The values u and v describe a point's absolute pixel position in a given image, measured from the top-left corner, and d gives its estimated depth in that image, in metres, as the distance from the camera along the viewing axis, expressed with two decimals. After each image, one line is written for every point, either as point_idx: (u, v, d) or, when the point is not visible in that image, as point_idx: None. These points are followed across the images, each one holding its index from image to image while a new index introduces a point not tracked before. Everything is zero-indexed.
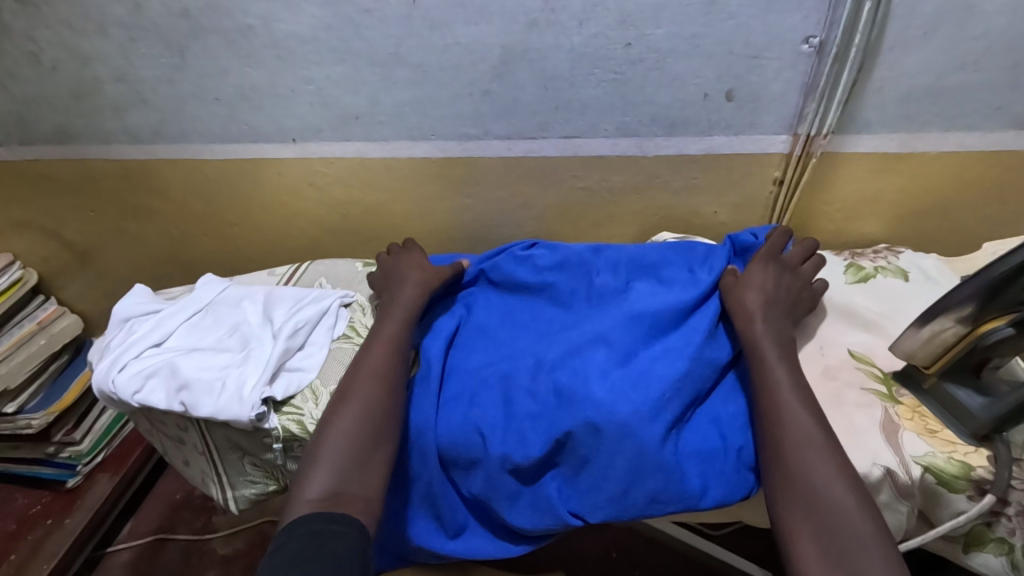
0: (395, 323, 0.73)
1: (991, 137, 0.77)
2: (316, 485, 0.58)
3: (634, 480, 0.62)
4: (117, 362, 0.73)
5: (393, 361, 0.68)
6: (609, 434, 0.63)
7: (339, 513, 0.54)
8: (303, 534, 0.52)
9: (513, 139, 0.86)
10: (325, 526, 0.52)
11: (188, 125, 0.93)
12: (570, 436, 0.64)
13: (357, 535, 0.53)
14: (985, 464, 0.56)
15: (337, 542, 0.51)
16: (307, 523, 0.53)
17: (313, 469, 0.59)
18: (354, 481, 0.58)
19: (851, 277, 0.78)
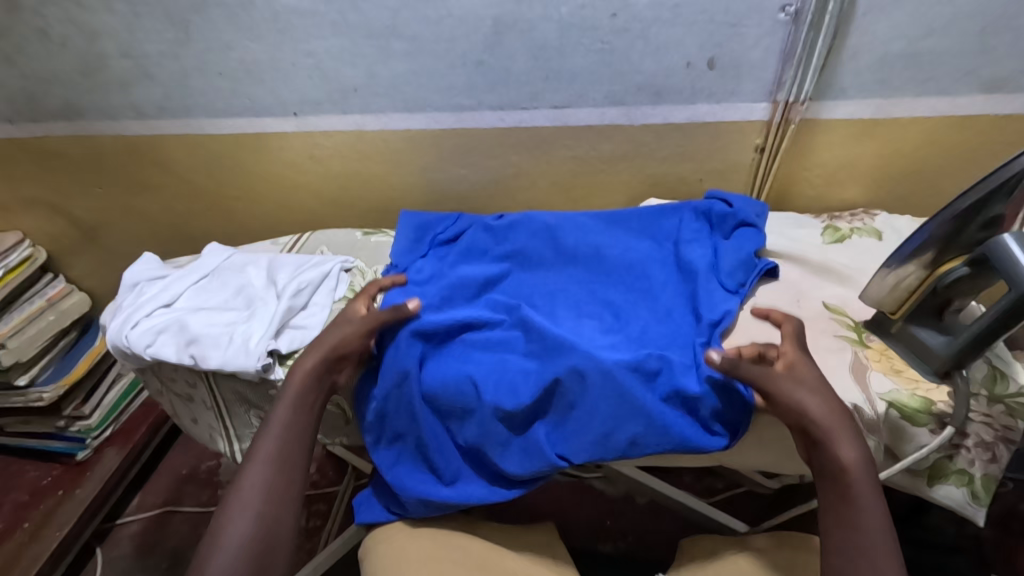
0: (281, 421, 0.67)
1: (961, 102, 0.81)
2: None
3: (614, 425, 0.66)
4: (129, 320, 0.76)
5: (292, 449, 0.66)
6: (595, 380, 0.67)
7: None
8: None
9: (506, 109, 0.90)
10: None
11: (192, 100, 0.96)
12: (561, 387, 0.68)
13: None
14: (946, 399, 0.60)
15: None
16: None
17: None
18: None
19: (828, 238, 0.82)
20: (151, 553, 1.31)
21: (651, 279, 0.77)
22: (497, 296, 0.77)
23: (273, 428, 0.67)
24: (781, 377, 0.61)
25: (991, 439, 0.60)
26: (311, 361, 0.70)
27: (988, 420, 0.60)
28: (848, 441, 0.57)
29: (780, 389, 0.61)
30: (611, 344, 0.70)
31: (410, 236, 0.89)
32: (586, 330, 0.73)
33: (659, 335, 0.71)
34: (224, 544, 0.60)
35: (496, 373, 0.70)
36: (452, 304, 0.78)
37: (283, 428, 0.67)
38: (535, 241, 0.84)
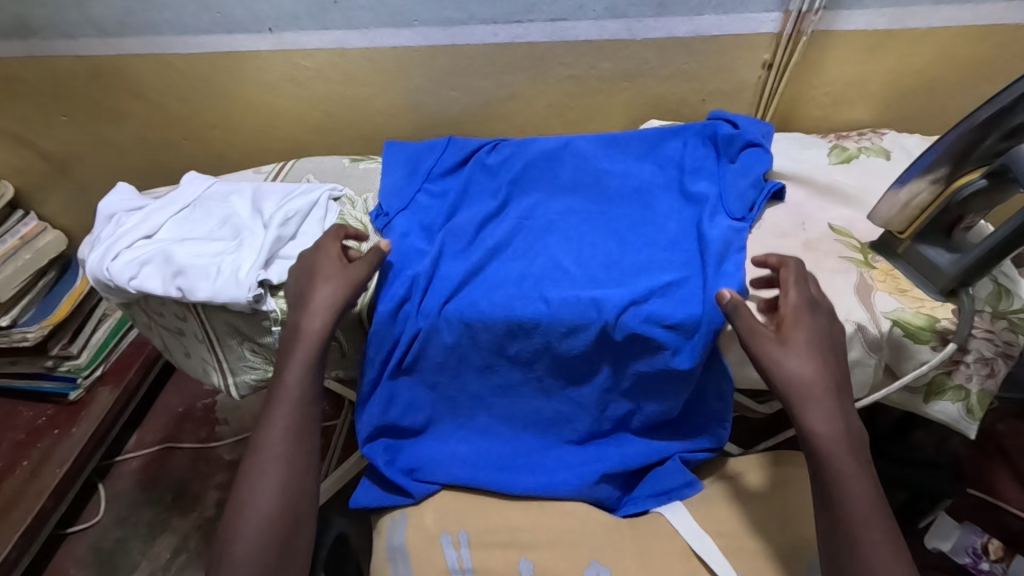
0: (294, 382, 0.66)
1: (981, 11, 0.77)
2: None
3: (634, 450, 0.72)
4: (109, 252, 0.73)
5: (298, 433, 0.65)
6: (628, 388, 0.71)
7: None
8: None
9: (499, 23, 0.84)
10: None
11: (156, 14, 0.89)
12: (553, 386, 0.72)
13: None
14: (950, 316, 0.60)
15: None
16: None
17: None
18: None
19: (835, 158, 0.79)
20: (155, 487, 1.33)
21: (653, 210, 0.75)
22: (488, 249, 0.74)
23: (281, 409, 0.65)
24: (813, 398, 0.56)
25: (991, 354, 0.60)
26: (316, 322, 0.67)
27: (990, 335, 0.59)
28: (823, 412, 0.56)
29: (807, 409, 0.56)
30: (610, 272, 0.71)
31: (389, 171, 0.84)
32: (581, 282, 0.70)
33: (650, 286, 0.67)
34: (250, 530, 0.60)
35: (481, 345, 0.70)
36: (450, 261, 0.74)
37: (298, 388, 0.66)
38: (527, 176, 0.82)
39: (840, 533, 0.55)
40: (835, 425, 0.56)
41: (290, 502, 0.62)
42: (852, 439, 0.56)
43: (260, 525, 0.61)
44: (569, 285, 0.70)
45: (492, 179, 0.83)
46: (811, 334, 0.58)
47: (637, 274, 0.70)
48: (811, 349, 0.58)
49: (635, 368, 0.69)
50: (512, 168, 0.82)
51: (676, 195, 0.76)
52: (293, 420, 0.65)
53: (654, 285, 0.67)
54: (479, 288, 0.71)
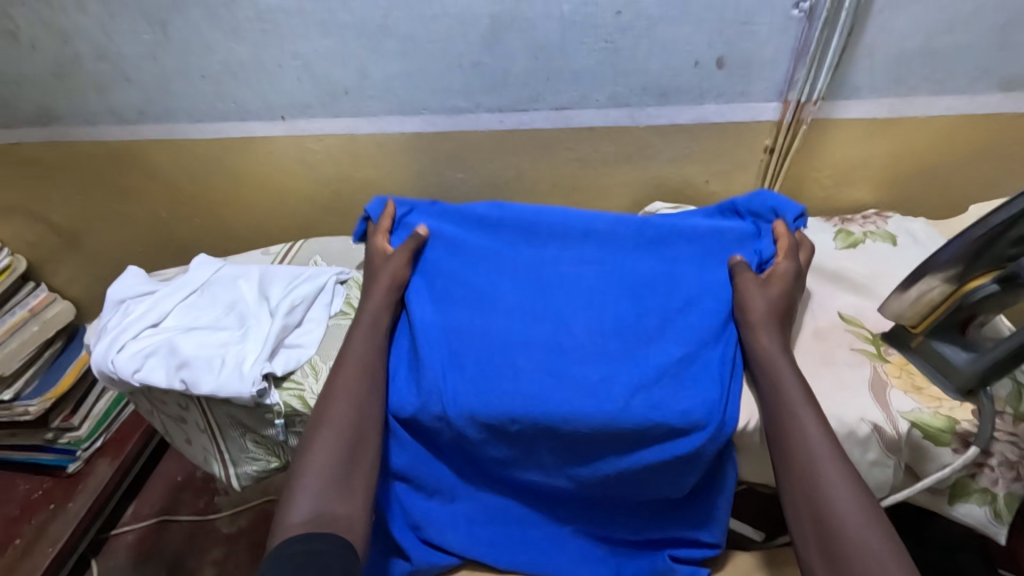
0: (368, 326, 0.72)
1: (979, 101, 0.78)
2: (300, 507, 0.58)
3: (636, 530, 0.71)
4: (114, 343, 0.73)
5: (367, 374, 0.68)
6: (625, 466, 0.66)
7: (319, 534, 0.55)
8: (284, 556, 0.52)
9: (505, 112, 0.86)
10: (313, 546, 0.53)
11: (173, 103, 0.92)
12: (551, 458, 0.68)
13: (338, 551, 0.53)
14: (970, 417, 0.58)
15: (323, 560, 0.52)
16: (292, 543, 0.54)
17: (296, 493, 0.59)
18: (334, 501, 0.59)
19: (841, 243, 0.79)
20: (149, 563, 1.28)
21: (668, 282, 0.73)
22: (502, 316, 0.72)
23: (353, 348, 0.70)
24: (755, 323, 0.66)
25: (1016, 458, 0.58)
26: (379, 290, 0.74)
27: (1015, 439, 0.58)
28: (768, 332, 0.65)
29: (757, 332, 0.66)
30: (618, 349, 0.68)
31: (405, 228, 0.82)
32: (599, 356, 0.68)
33: (670, 363, 0.66)
34: (316, 452, 0.62)
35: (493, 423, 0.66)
36: (460, 322, 0.71)
37: (365, 349, 0.70)
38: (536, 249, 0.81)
39: (790, 468, 0.57)
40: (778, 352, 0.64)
41: (359, 417, 0.65)
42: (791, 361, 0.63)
43: (336, 437, 0.63)
44: (576, 363, 0.67)
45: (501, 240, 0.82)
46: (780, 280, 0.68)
47: (655, 348, 0.68)
48: (776, 299, 0.67)
49: (641, 458, 0.65)
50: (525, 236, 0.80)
51: (687, 263, 0.74)
52: (365, 354, 0.69)
53: (675, 363, 0.66)
54: (483, 352, 0.69)
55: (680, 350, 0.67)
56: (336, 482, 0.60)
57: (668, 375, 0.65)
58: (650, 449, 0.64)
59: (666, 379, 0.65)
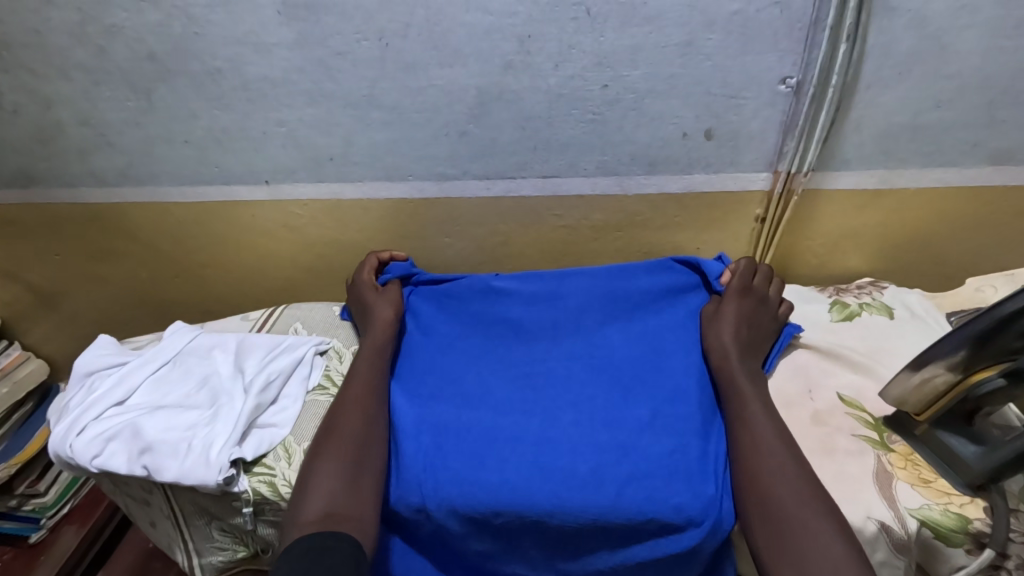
0: (365, 364, 0.74)
1: (970, 173, 0.77)
2: (313, 508, 0.59)
3: None
4: (75, 424, 0.69)
5: (372, 391, 0.71)
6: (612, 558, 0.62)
7: (336, 534, 0.56)
8: (296, 554, 0.53)
9: (492, 179, 0.85)
10: (321, 543, 0.54)
11: (157, 167, 0.90)
12: (537, 553, 0.64)
13: (351, 551, 0.54)
14: (983, 517, 0.54)
15: (329, 558, 0.53)
16: (297, 544, 0.54)
17: (307, 495, 0.61)
18: (349, 502, 0.60)
19: (836, 315, 0.77)
20: None
21: (653, 369, 0.71)
22: (489, 399, 0.71)
23: (360, 365, 0.74)
24: (727, 355, 0.69)
25: None
26: (376, 331, 0.77)
27: None
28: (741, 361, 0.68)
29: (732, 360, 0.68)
30: (601, 434, 0.66)
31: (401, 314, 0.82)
32: (591, 440, 0.65)
33: (659, 459, 0.63)
34: (327, 458, 0.63)
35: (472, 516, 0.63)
36: (439, 409, 0.70)
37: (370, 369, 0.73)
38: (528, 328, 0.79)
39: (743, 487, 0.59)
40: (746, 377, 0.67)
41: (369, 425, 0.67)
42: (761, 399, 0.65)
43: (349, 442, 0.65)
44: (558, 452, 0.65)
45: (489, 314, 0.81)
46: (742, 309, 0.72)
47: (648, 439, 0.65)
48: (735, 324, 0.71)
49: (631, 555, 0.62)
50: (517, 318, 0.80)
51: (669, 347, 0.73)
52: (368, 380, 0.72)
53: (666, 458, 0.63)
54: (463, 437, 0.67)
55: (672, 444, 0.64)
56: (347, 485, 0.61)
57: (659, 465, 0.62)
58: (642, 542, 0.61)
59: (658, 472, 0.62)
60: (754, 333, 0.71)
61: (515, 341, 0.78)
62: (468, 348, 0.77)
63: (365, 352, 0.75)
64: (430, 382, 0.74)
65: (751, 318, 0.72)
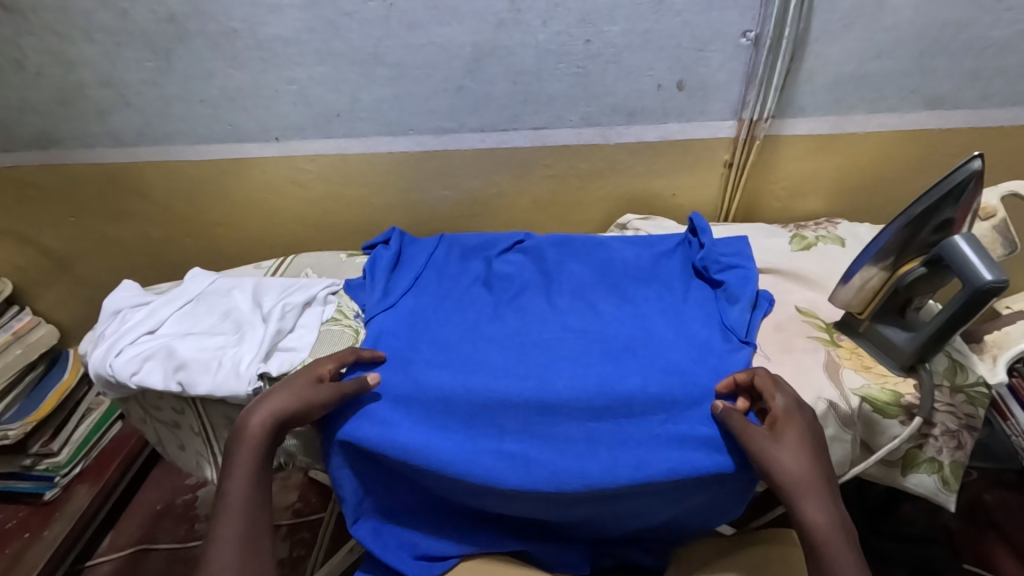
0: (241, 482, 0.63)
1: (909, 118, 0.87)
2: None
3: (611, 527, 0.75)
4: (112, 348, 0.76)
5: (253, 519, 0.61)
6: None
7: None
8: None
9: (486, 131, 0.93)
10: None
11: (173, 127, 0.97)
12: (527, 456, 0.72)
13: None
14: (913, 391, 0.64)
15: None
16: None
17: None
18: None
19: (796, 246, 0.86)
20: None
21: (642, 322, 0.76)
22: (484, 336, 0.78)
23: (238, 488, 0.62)
24: (804, 488, 0.57)
25: (955, 427, 0.65)
26: (259, 421, 0.65)
27: (952, 409, 0.65)
28: (817, 498, 0.57)
29: (806, 498, 0.57)
30: (595, 397, 0.69)
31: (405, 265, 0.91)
32: (577, 364, 0.72)
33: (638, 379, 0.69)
34: None
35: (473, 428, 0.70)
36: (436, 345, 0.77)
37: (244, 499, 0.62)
38: (519, 277, 0.87)
39: None
40: (829, 511, 0.57)
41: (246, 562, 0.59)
42: (844, 530, 0.56)
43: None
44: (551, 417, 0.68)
45: (480, 268, 0.89)
46: (801, 435, 0.60)
47: (627, 361, 0.72)
48: (803, 447, 0.60)
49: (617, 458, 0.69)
50: (510, 269, 0.88)
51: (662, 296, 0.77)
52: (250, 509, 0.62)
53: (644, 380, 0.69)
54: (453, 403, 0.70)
55: (647, 365, 0.71)
56: None
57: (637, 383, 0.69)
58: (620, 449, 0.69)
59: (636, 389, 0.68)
60: (817, 456, 0.60)
61: (507, 288, 0.85)
62: (464, 295, 0.85)
63: (239, 463, 0.63)
64: (430, 320, 0.81)
65: (811, 443, 0.61)
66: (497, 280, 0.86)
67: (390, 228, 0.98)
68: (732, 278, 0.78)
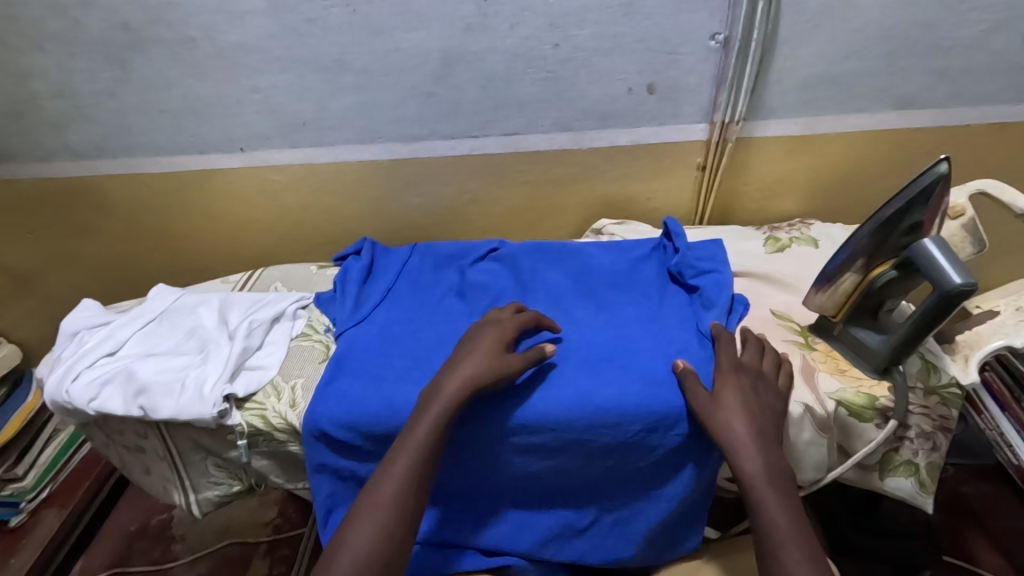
0: (425, 431, 0.63)
1: (879, 118, 0.88)
2: None
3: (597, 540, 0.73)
4: (69, 373, 0.73)
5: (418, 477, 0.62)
6: (584, 501, 0.73)
7: None
8: None
9: (457, 138, 0.91)
10: None
11: (133, 138, 0.93)
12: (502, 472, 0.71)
13: None
14: (887, 394, 0.64)
15: None
16: None
17: None
18: None
19: (770, 248, 0.86)
20: None
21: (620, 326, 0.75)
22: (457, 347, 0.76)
23: (412, 439, 0.63)
24: (733, 447, 0.60)
25: (930, 429, 0.65)
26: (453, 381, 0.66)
27: (926, 411, 0.65)
28: (748, 456, 0.60)
29: (736, 456, 0.60)
30: (570, 411, 0.67)
31: (380, 276, 0.89)
32: (553, 374, 0.70)
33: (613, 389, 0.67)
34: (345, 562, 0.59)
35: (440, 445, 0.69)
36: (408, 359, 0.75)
37: (426, 448, 0.63)
38: (496, 286, 0.85)
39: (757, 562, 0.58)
40: (758, 466, 0.59)
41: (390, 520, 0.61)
42: (774, 482, 0.59)
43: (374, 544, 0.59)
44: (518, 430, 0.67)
45: (457, 277, 0.88)
46: (739, 391, 0.63)
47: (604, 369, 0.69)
48: (739, 406, 0.62)
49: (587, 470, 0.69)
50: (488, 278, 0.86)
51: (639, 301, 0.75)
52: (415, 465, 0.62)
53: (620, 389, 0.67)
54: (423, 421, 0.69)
55: (624, 372, 0.69)
56: None
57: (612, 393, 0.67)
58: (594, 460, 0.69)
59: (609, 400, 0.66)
60: (756, 413, 0.62)
61: (484, 297, 0.83)
62: (438, 306, 0.83)
63: (428, 413, 0.64)
64: (404, 332, 0.79)
65: (754, 399, 0.63)
66: (474, 290, 0.85)
67: (362, 239, 0.96)
68: (710, 282, 0.77)
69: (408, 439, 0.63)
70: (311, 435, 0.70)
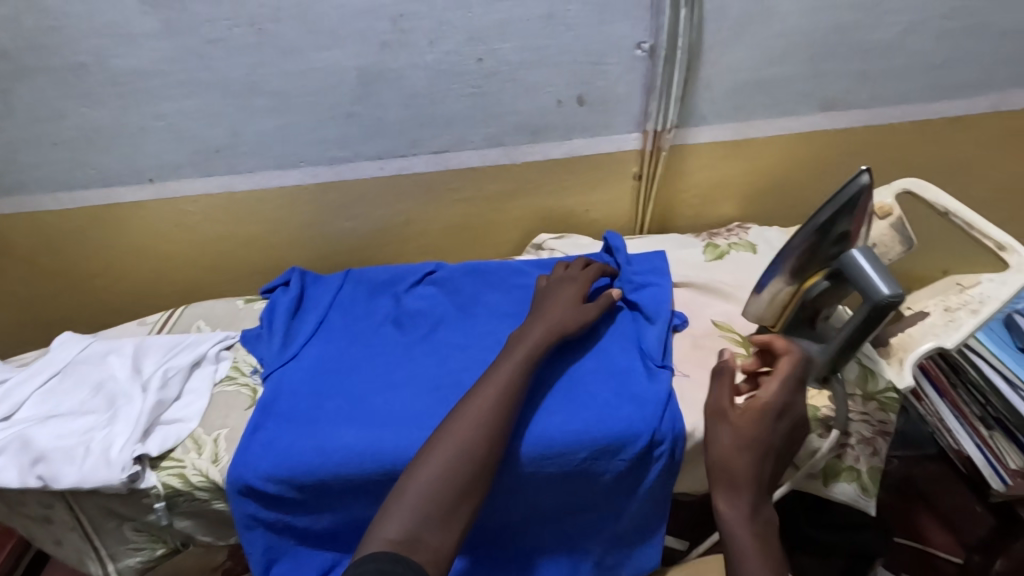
0: (513, 363, 0.63)
1: (807, 120, 0.88)
2: (394, 521, 0.53)
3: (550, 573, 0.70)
4: None
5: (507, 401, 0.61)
6: (532, 533, 0.70)
7: (407, 560, 0.50)
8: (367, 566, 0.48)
9: (384, 158, 0.87)
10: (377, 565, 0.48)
11: (25, 174, 0.85)
12: None
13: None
14: (827, 403, 0.66)
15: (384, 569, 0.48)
16: (366, 562, 0.49)
17: (391, 507, 0.54)
18: (435, 529, 0.53)
19: (709, 256, 0.86)
20: None
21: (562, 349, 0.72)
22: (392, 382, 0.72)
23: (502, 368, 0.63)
24: (729, 451, 0.57)
25: (869, 435, 0.67)
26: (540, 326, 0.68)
27: (865, 417, 0.67)
28: (744, 459, 0.57)
29: (730, 459, 0.57)
30: (511, 441, 0.63)
31: (310, 308, 0.83)
32: None
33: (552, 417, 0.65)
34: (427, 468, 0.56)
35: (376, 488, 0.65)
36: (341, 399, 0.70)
37: (507, 380, 0.62)
38: (434, 312, 0.81)
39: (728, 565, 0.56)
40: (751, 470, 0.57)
41: (484, 437, 0.58)
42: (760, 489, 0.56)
43: (454, 452, 0.57)
44: None
45: (393, 304, 0.83)
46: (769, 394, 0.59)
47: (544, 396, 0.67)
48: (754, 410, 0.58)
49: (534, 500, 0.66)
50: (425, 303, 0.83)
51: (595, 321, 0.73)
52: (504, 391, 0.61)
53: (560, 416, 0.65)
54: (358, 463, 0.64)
55: (565, 399, 0.66)
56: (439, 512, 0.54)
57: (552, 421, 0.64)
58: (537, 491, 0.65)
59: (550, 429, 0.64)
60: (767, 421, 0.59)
61: (421, 325, 0.80)
62: (373, 337, 0.78)
63: (519, 346, 0.65)
64: (336, 369, 0.74)
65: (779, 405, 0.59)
66: (412, 317, 0.81)
67: (291, 268, 0.90)
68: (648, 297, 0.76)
69: (498, 366, 0.63)
70: (236, 490, 0.65)
